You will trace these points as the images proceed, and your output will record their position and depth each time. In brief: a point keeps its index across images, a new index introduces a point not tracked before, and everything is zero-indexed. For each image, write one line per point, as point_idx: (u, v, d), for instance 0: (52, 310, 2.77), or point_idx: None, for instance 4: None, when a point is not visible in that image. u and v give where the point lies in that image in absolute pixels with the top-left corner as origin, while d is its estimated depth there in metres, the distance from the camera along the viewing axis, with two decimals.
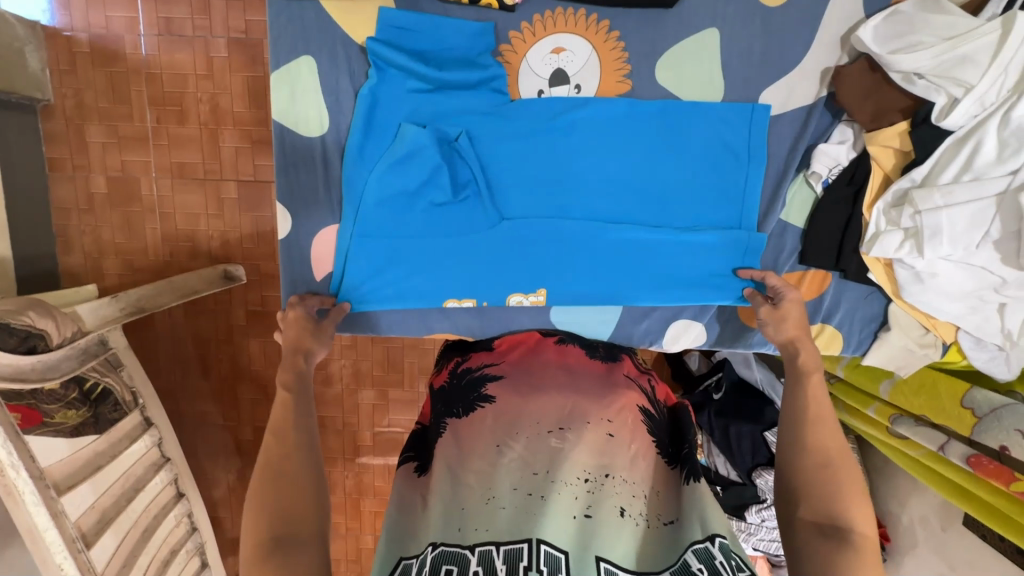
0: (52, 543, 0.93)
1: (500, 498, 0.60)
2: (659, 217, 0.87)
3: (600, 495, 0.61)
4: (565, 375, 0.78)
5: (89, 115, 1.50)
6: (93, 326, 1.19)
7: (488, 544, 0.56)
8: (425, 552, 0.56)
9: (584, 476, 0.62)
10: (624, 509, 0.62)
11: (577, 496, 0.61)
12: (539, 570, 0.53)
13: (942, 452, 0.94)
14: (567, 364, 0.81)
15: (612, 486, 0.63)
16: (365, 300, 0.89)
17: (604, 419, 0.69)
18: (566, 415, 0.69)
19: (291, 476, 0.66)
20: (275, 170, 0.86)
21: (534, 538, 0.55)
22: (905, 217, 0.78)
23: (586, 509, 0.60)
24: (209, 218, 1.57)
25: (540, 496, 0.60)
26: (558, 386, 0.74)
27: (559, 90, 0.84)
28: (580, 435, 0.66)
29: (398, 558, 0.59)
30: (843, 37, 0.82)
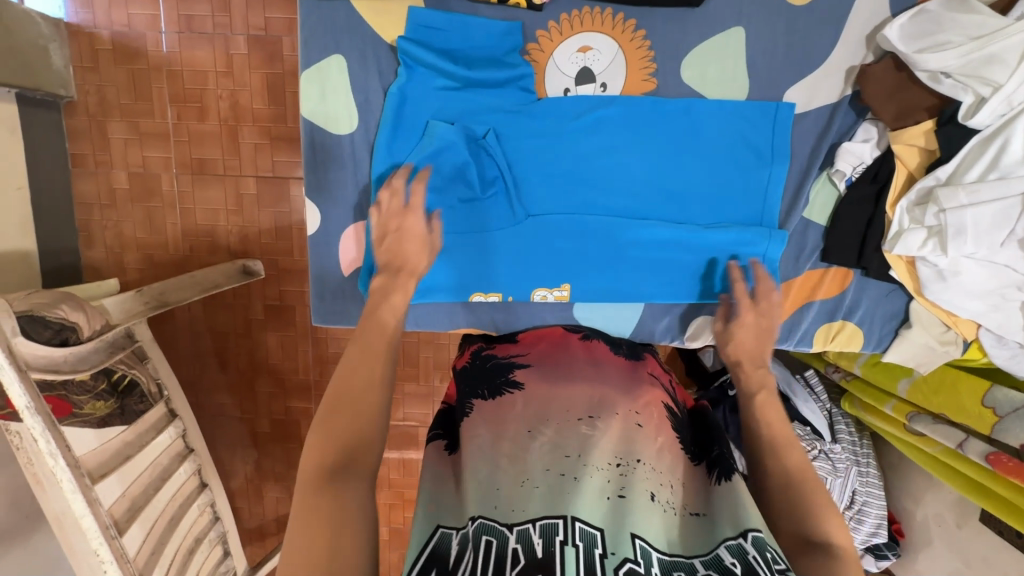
0: (88, 529, 0.95)
1: (534, 478, 0.61)
2: (681, 214, 0.88)
3: (632, 478, 0.62)
4: (591, 368, 0.79)
5: (111, 111, 1.53)
6: (119, 319, 1.24)
7: (525, 522, 0.56)
8: (466, 528, 0.57)
9: (614, 462, 0.64)
10: (654, 494, 0.62)
11: (609, 479, 0.62)
12: (575, 545, 0.53)
13: (961, 449, 0.96)
14: (595, 358, 0.82)
15: (642, 470, 0.63)
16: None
17: (632, 411, 0.71)
18: (599, 405, 0.71)
19: (358, 401, 0.61)
20: (304, 167, 0.88)
21: (568, 515, 0.56)
22: (930, 215, 0.79)
23: (619, 490, 0.60)
24: (228, 214, 1.59)
25: (574, 477, 0.61)
26: (587, 378, 0.76)
27: (585, 88, 0.85)
28: (613, 424, 0.68)
29: (435, 527, 0.59)
30: (868, 35, 0.83)
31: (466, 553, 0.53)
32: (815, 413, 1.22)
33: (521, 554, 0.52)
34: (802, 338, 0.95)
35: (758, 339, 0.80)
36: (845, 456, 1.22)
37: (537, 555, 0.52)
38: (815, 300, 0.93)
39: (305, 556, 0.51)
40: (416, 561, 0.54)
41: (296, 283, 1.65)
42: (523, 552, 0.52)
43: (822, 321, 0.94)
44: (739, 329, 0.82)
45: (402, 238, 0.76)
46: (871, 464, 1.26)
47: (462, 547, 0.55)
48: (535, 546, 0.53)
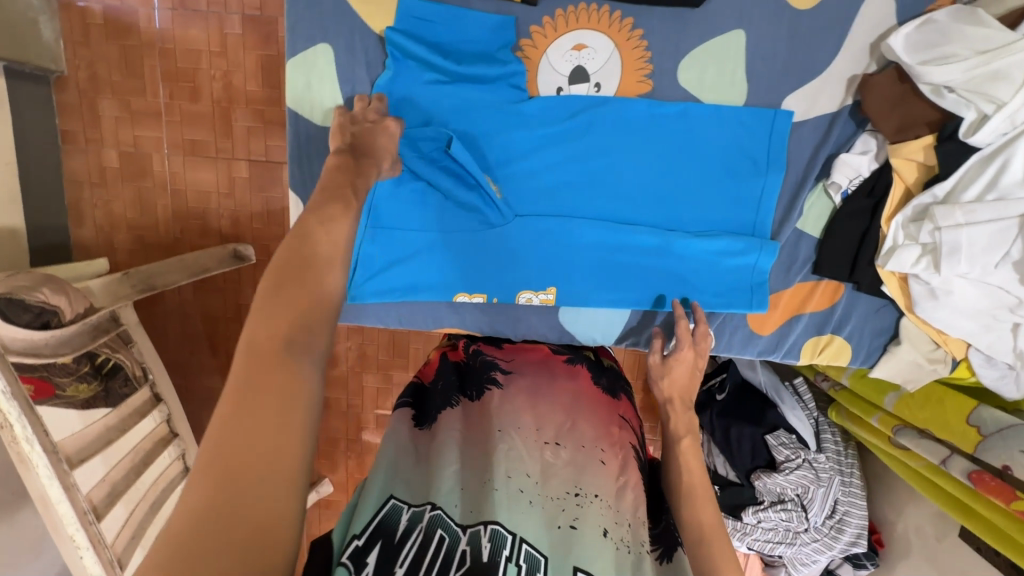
0: (65, 515, 0.95)
1: (495, 481, 0.60)
2: (670, 221, 0.86)
3: (586, 511, 0.61)
4: (569, 393, 0.77)
5: (102, 87, 1.49)
6: (104, 302, 1.23)
7: (478, 523, 0.56)
8: (422, 508, 0.57)
9: (573, 491, 0.63)
10: (607, 530, 0.60)
11: (564, 509, 0.61)
12: (518, 563, 0.53)
13: (944, 466, 0.96)
14: (577, 385, 0.80)
15: (597, 505, 0.62)
16: (371, 293, 0.88)
17: (597, 448, 0.69)
18: (568, 430, 0.71)
19: (316, 282, 0.52)
20: (289, 158, 0.85)
21: (517, 535, 0.56)
22: (924, 232, 0.78)
23: (572, 521, 0.60)
24: (220, 196, 1.57)
25: (529, 500, 0.60)
26: (559, 403, 0.74)
27: (578, 87, 0.82)
28: (574, 455, 0.67)
29: (387, 495, 0.58)
30: (872, 44, 0.80)
31: (415, 535, 0.53)
32: (801, 422, 1.24)
33: (468, 557, 0.52)
34: (789, 350, 0.93)
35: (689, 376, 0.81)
36: (829, 465, 1.22)
37: (482, 561, 0.52)
38: (803, 314, 0.91)
39: (237, 442, 0.42)
40: (366, 523, 0.54)
41: None
42: (470, 555, 0.53)
43: (810, 333, 0.92)
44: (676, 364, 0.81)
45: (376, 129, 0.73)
46: (854, 474, 1.26)
47: (410, 527, 0.54)
48: (482, 551, 0.53)
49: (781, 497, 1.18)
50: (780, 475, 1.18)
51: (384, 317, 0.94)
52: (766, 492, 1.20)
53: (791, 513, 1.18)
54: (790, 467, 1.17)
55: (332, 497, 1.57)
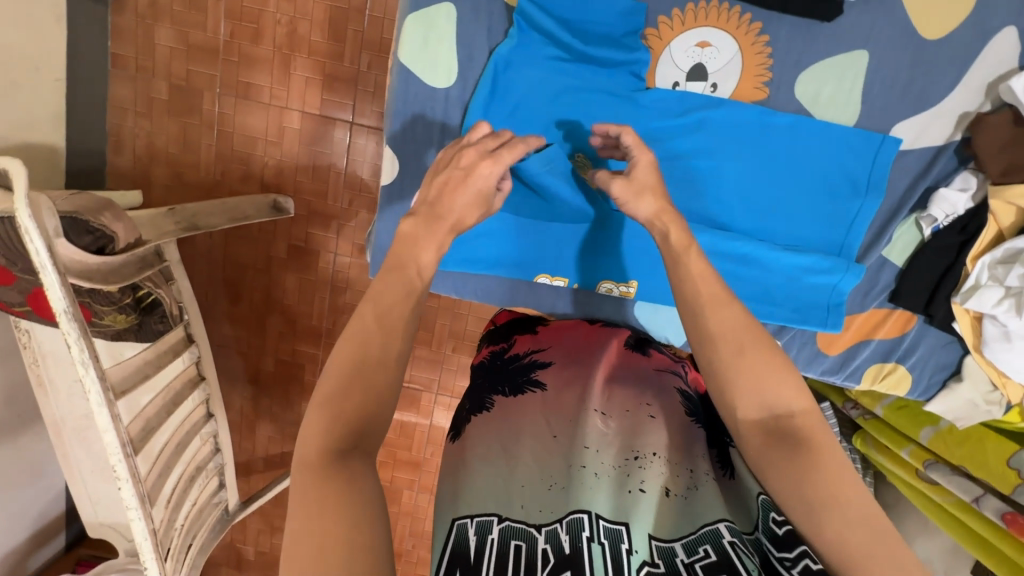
0: (108, 444, 0.92)
1: (557, 480, 0.61)
2: (761, 232, 0.87)
3: (648, 472, 0.62)
4: (608, 366, 0.77)
5: (161, 15, 1.45)
6: (151, 237, 1.21)
7: (554, 522, 0.56)
8: (487, 520, 0.56)
9: (632, 455, 0.63)
10: (669, 489, 0.61)
11: (630, 473, 0.62)
12: (600, 542, 0.54)
13: (976, 504, 0.98)
14: (632, 363, 0.78)
15: (658, 464, 0.63)
16: (456, 261, 0.89)
17: (644, 404, 0.70)
18: (612, 398, 0.71)
19: None
20: (392, 113, 0.84)
21: (592, 512, 0.57)
22: (1012, 276, 0.80)
23: (641, 485, 0.60)
24: (267, 144, 1.54)
25: (594, 473, 0.61)
26: (625, 383, 0.73)
27: (695, 84, 0.82)
28: (623, 422, 0.67)
29: (451, 520, 0.58)
30: (989, 84, 0.81)
31: (490, 549, 0.53)
32: None
33: (551, 555, 0.53)
34: (851, 373, 0.94)
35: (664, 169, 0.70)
36: None
37: (566, 552, 0.53)
38: (873, 339, 0.92)
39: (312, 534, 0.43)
40: (439, 561, 0.54)
41: (323, 226, 1.61)
42: (552, 553, 0.53)
43: (876, 360, 0.93)
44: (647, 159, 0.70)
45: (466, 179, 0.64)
46: None
47: (481, 541, 0.54)
48: (563, 544, 0.54)
49: None
50: None
51: (464, 285, 0.94)
52: None
53: None
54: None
55: None
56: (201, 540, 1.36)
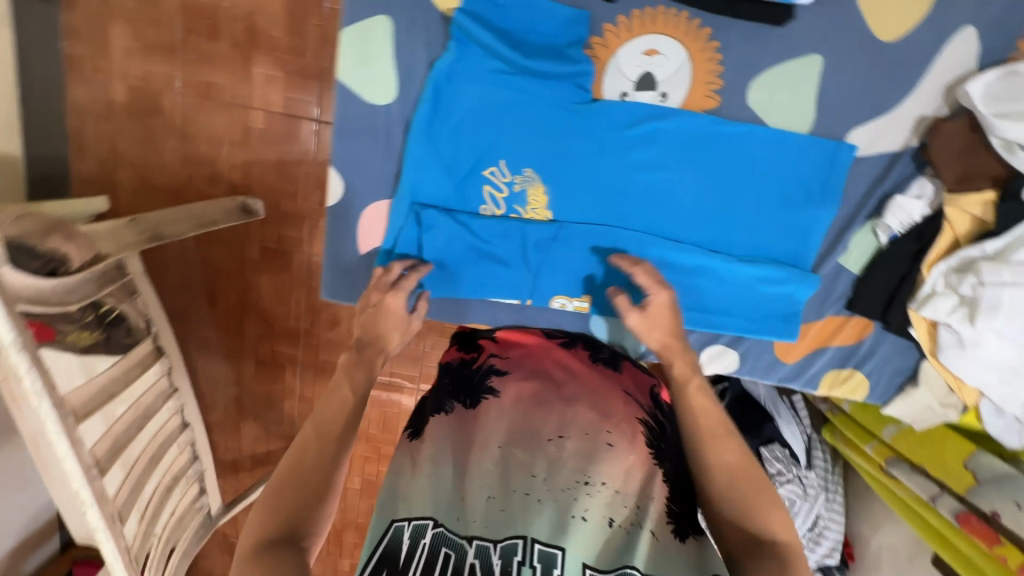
0: (69, 469, 0.93)
1: (499, 496, 0.62)
2: (714, 243, 0.85)
3: (594, 501, 0.62)
4: (572, 391, 0.77)
5: (114, 14, 1.40)
6: (112, 251, 1.16)
7: (487, 538, 0.58)
8: (423, 524, 0.59)
9: (582, 480, 0.64)
10: (613, 520, 0.62)
11: (575, 499, 0.62)
12: (532, 566, 0.55)
13: (932, 502, 1.00)
14: (591, 382, 0.80)
15: (604, 493, 0.63)
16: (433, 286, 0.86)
17: (604, 430, 0.71)
18: (576, 421, 0.71)
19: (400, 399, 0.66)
20: (334, 134, 0.82)
21: (528, 536, 0.58)
22: (965, 285, 0.79)
23: (583, 513, 0.61)
24: (232, 145, 1.50)
25: (537, 499, 0.62)
26: (581, 404, 0.74)
27: (644, 95, 0.79)
28: (580, 445, 0.68)
29: (389, 520, 0.61)
30: (948, 87, 0.78)
31: (419, 555, 0.56)
32: (795, 435, 1.18)
33: (477, 569, 0.54)
34: (808, 380, 0.94)
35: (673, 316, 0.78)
36: (817, 481, 1.20)
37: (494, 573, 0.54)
38: (829, 347, 0.92)
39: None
40: (369, 558, 0.57)
41: (295, 228, 1.59)
42: (479, 567, 0.55)
43: (833, 366, 0.93)
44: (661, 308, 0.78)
45: (378, 314, 0.75)
46: (837, 488, 1.27)
47: (413, 545, 0.57)
48: (493, 564, 0.55)
49: None
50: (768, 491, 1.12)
51: (440, 311, 0.94)
52: None
53: None
54: (783, 481, 1.13)
55: None
56: (184, 545, 1.39)
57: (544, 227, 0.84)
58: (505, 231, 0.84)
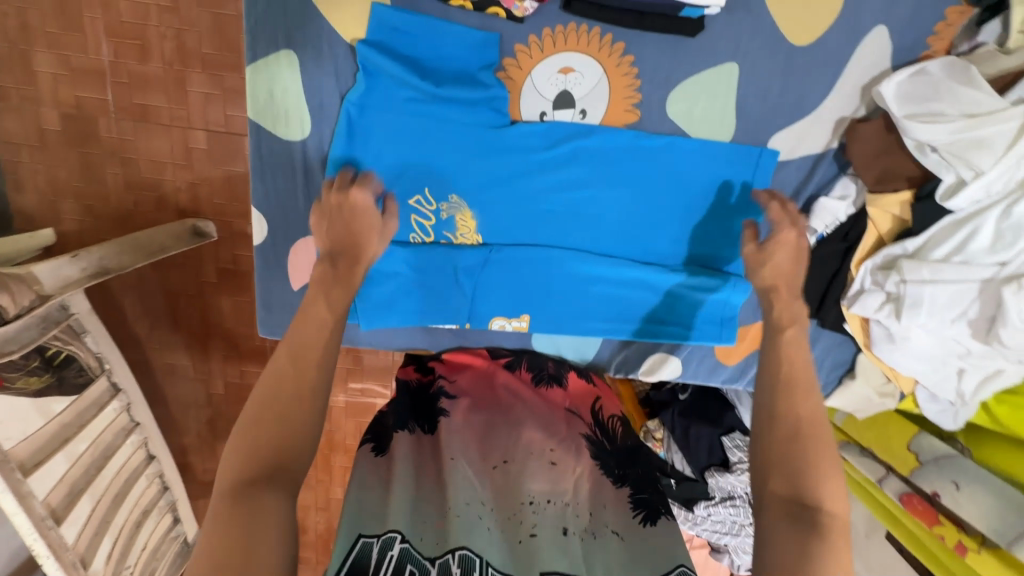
0: (21, 525, 0.94)
1: (455, 509, 0.61)
2: (645, 254, 0.87)
3: (542, 516, 0.63)
4: (518, 413, 0.79)
5: (35, 39, 1.29)
6: (53, 291, 1.09)
7: (446, 553, 0.55)
8: (391, 537, 0.55)
9: (528, 500, 0.65)
10: (567, 529, 0.62)
11: (523, 520, 0.62)
12: None
13: (880, 483, 1.03)
14: (536, 406, 0.81)
15: (551, 509, 0.64)
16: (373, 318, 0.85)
17: (547, 449, 0.72)
18: (519, 440, 0.74)
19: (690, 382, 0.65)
20: (250, 173, 0.80)
21: (483, 558, 0.55)
22: (890, 282, 0.80)
23: (531, 530, 0.61)
24: (176, 167, 1.39)
25: (487, 526, 0.60)
26: (521, 428, 0.76)
27: (562, 113, 0.79)
28: (521, 465, 0.69)
29: (357, 535, 0.56)
30: (864, 87, 0.81)
31: (389, 565, 0.52)
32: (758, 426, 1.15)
33: None
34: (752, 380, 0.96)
35: (795, 261, 0.75)
36: None
37: None
38: None
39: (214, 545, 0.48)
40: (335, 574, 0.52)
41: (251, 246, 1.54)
42: None
43: None
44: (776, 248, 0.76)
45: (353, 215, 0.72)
46: None
47: (381, 555, 0.53)
48: None
49: (734, 495, 1.03)
50: (735, 477, 1.03)
51: (388, 337, 0.94)
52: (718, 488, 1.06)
53: (740, 510, 1.04)
54: (745, 467, 1.02)
55: None
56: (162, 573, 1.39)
57: (475, 251, 0.84)
58: (435, 256, 0.83)
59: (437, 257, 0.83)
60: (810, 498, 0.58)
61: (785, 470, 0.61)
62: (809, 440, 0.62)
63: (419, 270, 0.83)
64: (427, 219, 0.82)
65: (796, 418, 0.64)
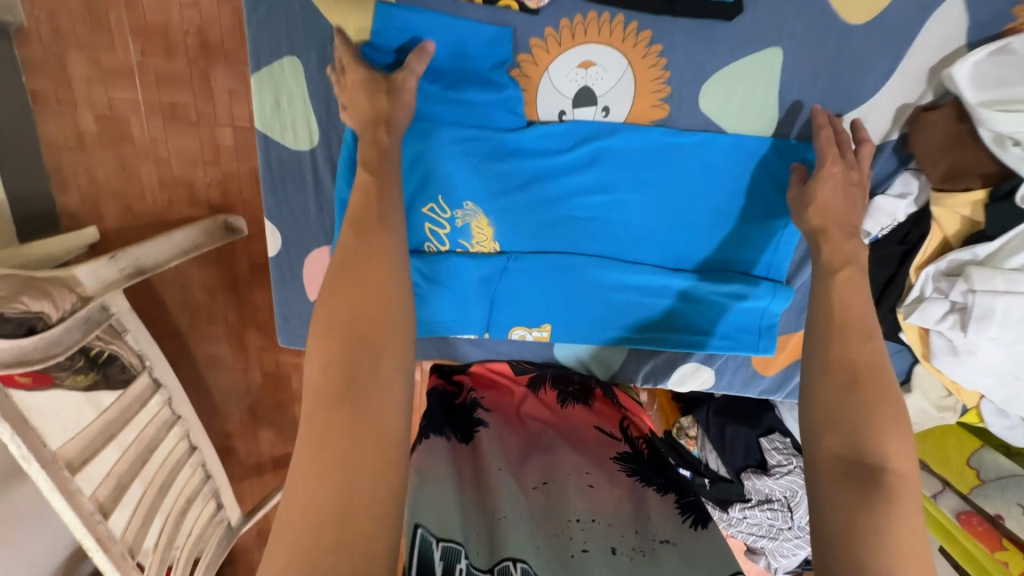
0: (71, 520, 1.00)
1: (505, 515, 0.61)
2: (673, 259, 0.82)
3: (590, 534, 0.60)
4: (545, 437, 0.76)
5: (67, 43, 1.17)
6: (95, 292, 1.07)
7: (506, 560, 0.55)
8: (453, 549, 0.54)
9: (575, 518, 0.62)
10: (615, 548, 0.59)
11: (572, 536, 0.60)
12: None
13: (935, 499, 0.95)
14: (569, 427, 0.79)
15: (598, 527, 0.61)
16: None
17: (582, 472, 0.69)
18: (543, 466, 0.70)
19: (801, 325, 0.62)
20: (262, 186, 0.80)
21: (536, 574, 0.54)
22: (956, 291, 0.74)
23: (582, 546, 0.59)
24: (205, 165, 1.29)
25: (536, 544, 0.59)
26: (543, 451, 0.73)
27: (584, 111, 0.75)
28: (559, 483, 0.67)
29: (413, 527, 0.55)
30: (932, 70, 0.74)
31: None
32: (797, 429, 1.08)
33: None
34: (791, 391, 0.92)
35: (848, 198, 0.70)
36: None
37: None
38: None
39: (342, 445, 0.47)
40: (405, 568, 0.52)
41: None
42: None
43: None
44: (827, 183, 0.70)
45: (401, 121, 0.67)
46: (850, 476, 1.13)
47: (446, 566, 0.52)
48: None
49: (774, 498, 0.98)
50: (773, 479, 0.98)
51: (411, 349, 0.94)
52: (755, 491, 1.00)
53: (778, 514, 0.98)
54: (785, 470, 0.98)
55: None
56: (209, 555, 1.47)
57: (495, 260, 0.80)
58: (453, 266, 0.79)
59: (455, 267, 0.80)
60: (872, 455, 0.53)
61: (842, 431, 0.55)
62: (869, 390, 0.57)
63: (436, 281, 0.80)
64: (443, 228, 0.79)
65: (852, 364, 0.59)
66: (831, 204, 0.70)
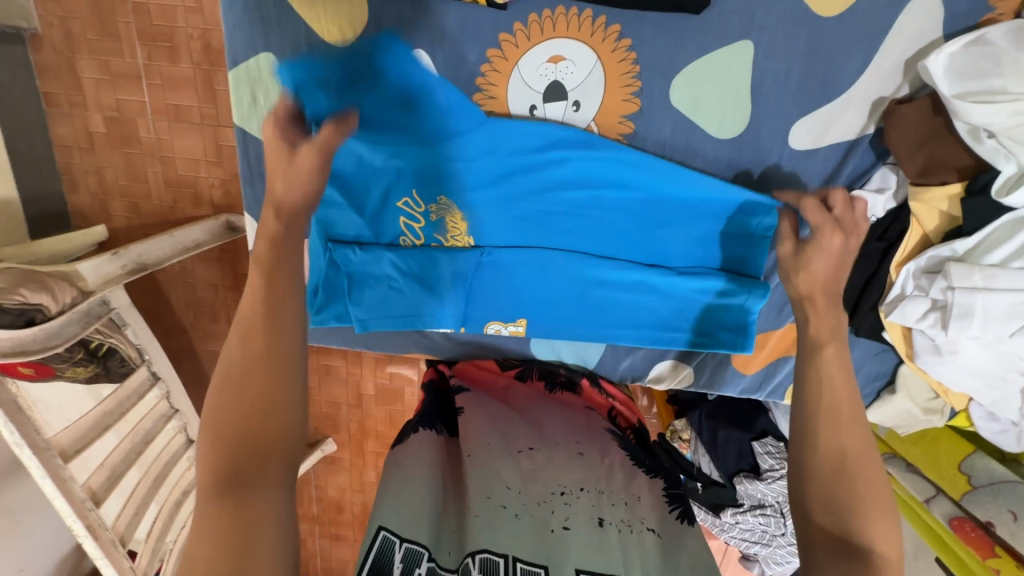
0: (62, 506, 1.03)
1: (474, 506, 0.59)
2: (647, 256, 0.82)
3: (575, 508, 0.60)
4: (526, 422, 0.76)
5: (78, 47, 1.21)
6: (95, 287, 1.06)
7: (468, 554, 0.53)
8: (417, 552, 0.52)
9: (559, 490, 0.62)
10: (602, 519, 0.59)
11: (554, 510, 0.59)
12: None
13: (927, 504, 0.91)
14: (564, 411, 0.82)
15: (584, 499, 0.61)
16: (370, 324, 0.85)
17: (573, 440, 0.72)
18: (519, 436, 0.72)
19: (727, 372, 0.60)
20: (242, 179, 0.86)
21: (509, 555, 0.52)
22: (936, 288, 0.73)
23: (563, 522, 0.58)
24: (209, 165, 1.29)
25: (514, 514, 0.58)
26: (522, 427, 0.74)
27: (554, 104, 0.77)
28: (545, 455, 0.68)
29: (378, 528, 0.54)
30: (908, 62, 0.73)
31: None
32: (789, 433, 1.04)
33: None
34: (774, 390, 0.94)
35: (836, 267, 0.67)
36: None
37: None
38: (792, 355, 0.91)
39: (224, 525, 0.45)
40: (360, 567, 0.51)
41: None
42: None
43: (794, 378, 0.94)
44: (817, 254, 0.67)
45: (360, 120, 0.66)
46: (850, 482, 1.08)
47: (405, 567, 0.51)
48: None
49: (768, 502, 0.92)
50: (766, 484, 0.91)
51: (392, 343, 0.96)
52: (747, 496, 0.94)
53: (771, 520, 0.92)
54: (777, 474, 0.90)
55: (334, 454, 1.42)
56: None
57: (468, 254, 0.82)
58: (426, 259, 0.82)
59: (429, 261, 0.82)
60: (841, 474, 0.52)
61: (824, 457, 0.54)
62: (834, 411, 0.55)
63: (411, 274, 0.82)
64: (418, 222, 0.81)
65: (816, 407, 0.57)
66: (822, 237, 0.67)
